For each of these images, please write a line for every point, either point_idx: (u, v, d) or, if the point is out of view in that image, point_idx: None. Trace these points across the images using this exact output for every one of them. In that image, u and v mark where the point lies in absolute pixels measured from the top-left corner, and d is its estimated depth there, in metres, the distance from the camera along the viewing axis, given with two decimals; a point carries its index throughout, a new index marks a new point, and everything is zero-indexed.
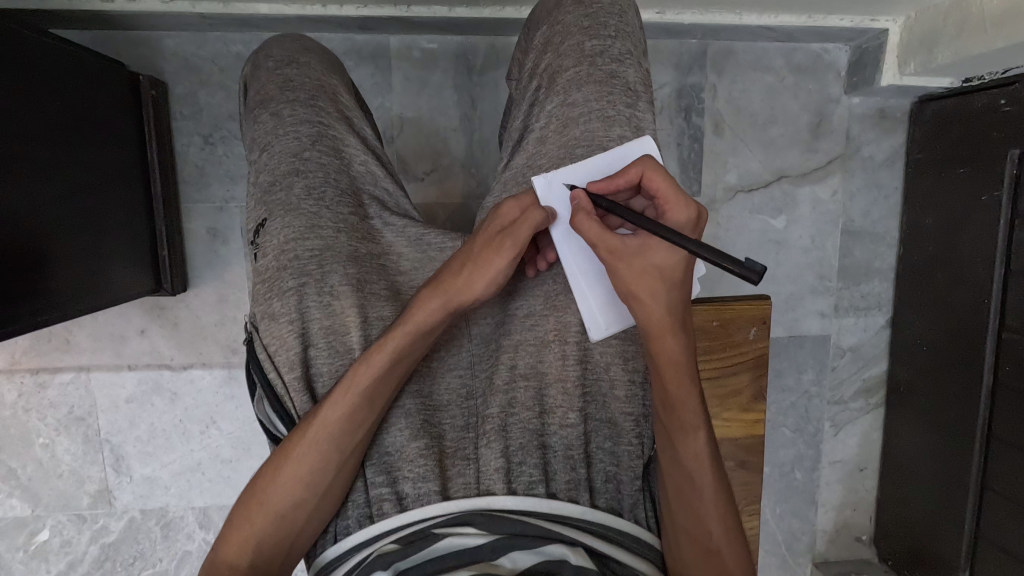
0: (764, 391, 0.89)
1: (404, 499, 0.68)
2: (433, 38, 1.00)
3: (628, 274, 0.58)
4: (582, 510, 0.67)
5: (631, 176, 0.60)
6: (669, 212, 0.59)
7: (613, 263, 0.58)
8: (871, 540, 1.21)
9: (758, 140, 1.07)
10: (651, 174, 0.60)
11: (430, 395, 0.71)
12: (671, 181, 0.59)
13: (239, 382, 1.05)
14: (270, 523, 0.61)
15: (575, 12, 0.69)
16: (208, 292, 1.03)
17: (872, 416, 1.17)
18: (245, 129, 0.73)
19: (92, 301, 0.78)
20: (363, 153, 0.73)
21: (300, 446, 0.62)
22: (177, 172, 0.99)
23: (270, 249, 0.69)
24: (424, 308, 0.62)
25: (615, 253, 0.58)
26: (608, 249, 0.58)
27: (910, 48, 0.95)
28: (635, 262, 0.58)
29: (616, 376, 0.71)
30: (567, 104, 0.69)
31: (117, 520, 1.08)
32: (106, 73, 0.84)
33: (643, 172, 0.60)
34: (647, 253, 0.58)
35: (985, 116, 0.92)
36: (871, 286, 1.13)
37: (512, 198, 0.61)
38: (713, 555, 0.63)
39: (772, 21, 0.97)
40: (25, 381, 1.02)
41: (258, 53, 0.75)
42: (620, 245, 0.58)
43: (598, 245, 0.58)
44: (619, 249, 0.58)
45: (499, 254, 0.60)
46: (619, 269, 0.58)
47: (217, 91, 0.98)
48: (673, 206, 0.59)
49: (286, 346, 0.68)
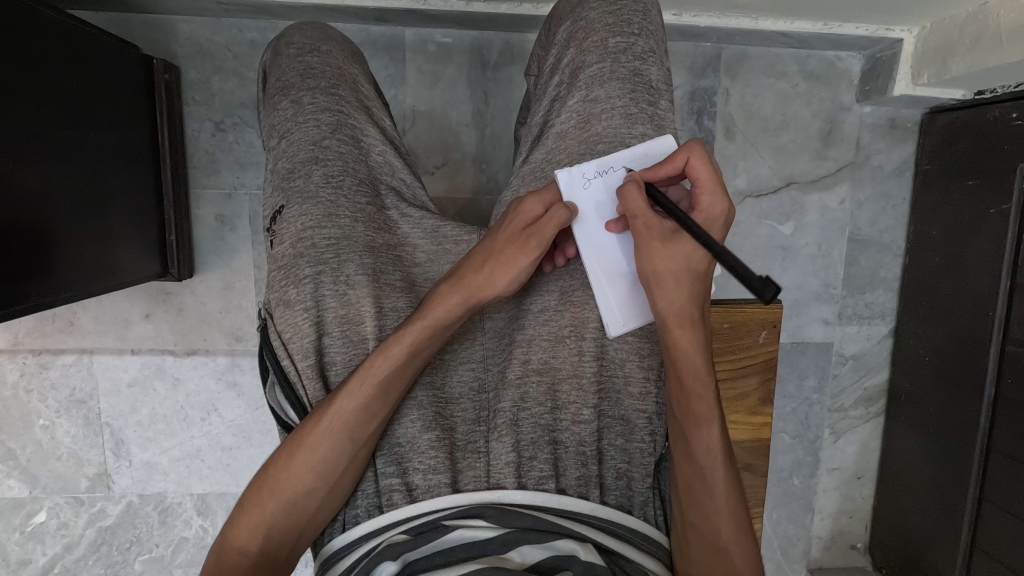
0: (771, 395, 0.90)
1: (415, 490, 0.68)
2: (448, 33, 0.99)
3: (657, 255, 0.59)
4: (593, 506, 0.68)
5: (677, 162, 0.60)
6: (703, 203, 0.60)
7: (645, 241, 0.59)
8: (866, 548, 1.22)
9: (769, 145, 1.08)
10: (696, 162, 0.60)
11: (442, 388, 0.72)
12: (713, 172, 0.60)
13: (242, 371, 1.05)
14: (280, 510, 0.61)
15: (599, 8, 0.69)
16: (213, 279, 1.02)
17: (872, 424, 1.18)
18: (266, 114, 0.73)
19: (98, 283, 0.77)
20: (382, 143, 0.73)
21: (313, 435, 0.62)
22: (186, 157, 0.99)
23: (287, 235, 0.69)
24: (443, 302, 0.62)
25: (650, 230, 0.59)
26: (644, 224, 0.59)
27: (924, 59, 0.96)
28: (665, 246, 0.59)
29: (631, 373, 0.71)
30: (588, 100, 0.69)
31: (115, 504, 1.08)
32: (118, 53, 0.83)
33: (690, 159, 0.60)
34: (678, 241, 0.59)
35: (997, 129, 0.93)
36: (875, 296, 1.13)
37: (535, 194, 0.62)
38: (721, 553, 0.63)
39: (788, 27, 0.97)
40: (27, 361, 1.02)
41: (280, 39, 0.75)
42: (655, 224, 0.59)
43: (638, 218, 0.59)
44: (655, 228, 0.59)
45: (523, 251, 0.60)
46: (649, 247, 0.59)
47: (230, 77, 0.98)
48: (708, 198, 0.60)
49: (301, 333, 0.68)
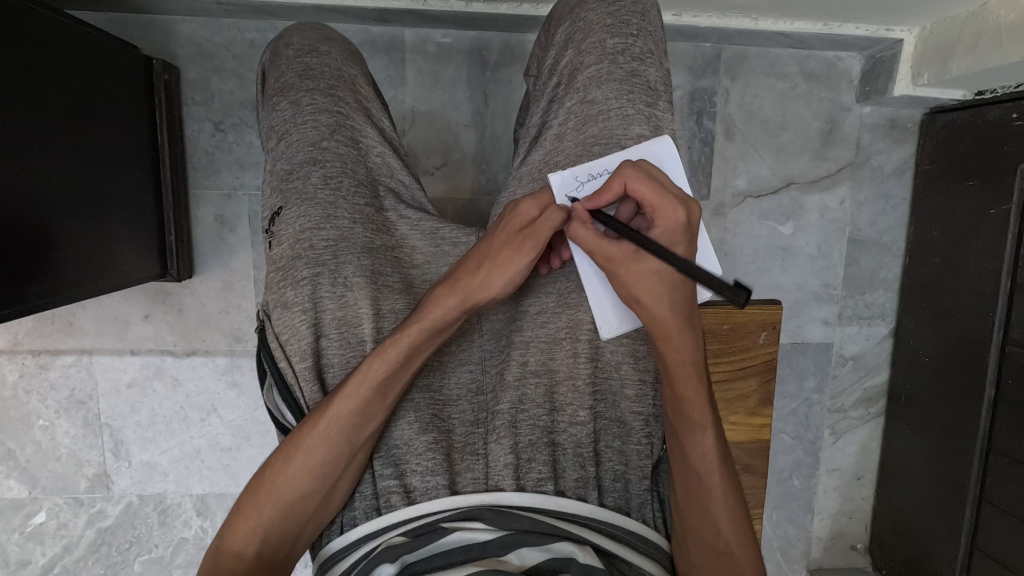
0: (771, 397, 0.90)
1: (412, 492, 0.68)
2: (448, 33, 0.99)
3: (628, 279, 0.59)
4: (592, 509, 0.68)
5: (616, 187, 0.60)
6: (657, 218, 0.59)
7: (612, 270, 0.59)
8: (866, 549, 1.21)
9: (769, 146, 1.08)
10: (633, 182, 0.59)
11: (440, 390, 0.72)
12: (654, 186, 0.58)
13: (242, 371, 1.05)
14: (277, 513, 0.61)
15: (597, 9, 0.69)
16: (213, 279, 1.02)
17: (871, 425, 1.18)
18: (264, 115, 0.73)
19: (97, 283, 0.77)
20: (380, 144, 0.73)
21: (311, 438, 0.62)
22: (186, 158, 0.99)
23: (285, 237, 0.69)
24: (439, 306, 0.62)
25: (613, 259, 0.58)
26: (604, 256, 0.58)
27: (924, 59, 0.95)
28: (632, 268, 0.58)
29: (628, 375, 0.71)
30: (586, 101, 0.69)
31: (114, 504, 1.08)
32: (118, 54, 0.83)
33: (626, 181, 0.59)
34: (643, 260, 0.57)
35: (998, 129, 0.92)
36: (875, 296, 1.13)
37: (530, 197, 0.61)
38: (722, 556, 0.63)
39: (788, 28, 0.97)
40: (27, 362, 1.02)
41: (278, 40, 0.74)
42: (614, 252, 0.58)
43: (596, 252, 0.59)
44: (615, 256, 0.58)
45: (519, 253, 0.60)
46: (618, 275, 0.59)
47: (230, 77, 0.98)
48: (660, 212, 0.58)
49: (299, 335, 0.67)
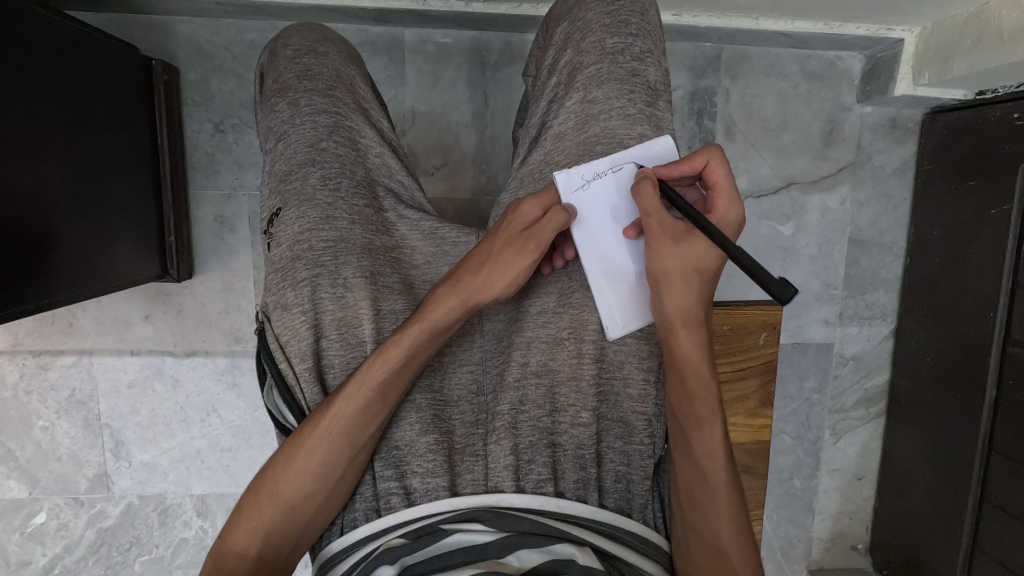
0: (772, 397, 0.90)
1: (412, 494, 0.68)
2: (448, 33, 0.99)
3: (669, 255, 0.59)
4: (592, 510, 0.68)
5: (694, 164, 0.61)
6: (719, 207, 0.61)
7: (657, 239, 0.59)
8: (867, 549, 1.21)
9: (769, 146, 1.07)
10: (714, 167, 0.61)
11: (441, 390, 0.72)
12: (729, 178, 0.61)
13: (242, 372, 1.05)
14: (279, 514, 0.61)
15: (596, 9, 0.69)
16: (213, 280, 1.02)
17: (872, 425, 1.17)
18: (263, 115, 0.72)
19: (97, 285, 0.77)
20: (379, 145, 0.73)
21: (312, 440, 0.61)
22: (185, 158, 0.99)
23: (285, 238, 0.69)
24: (442, 306, 0.62)
25: (663, 229, 0.59)
26: (658, 223, 0.60)
27: (925, 58, 0.95)
28: (677, 246, 0.59)
29: (630, 375, 0.71)
30: (586, 101, 0.69)
31: (115, 504, 1.08)
32: (117, 55, 0.83)
33: (708, 163, 0.60)
34: (693, 241, 0.59)
35: (999, 129, 0.92)
36: (876, 296, 1.13)
37: (533, 198, 0.62)
38: (719, 556, 0.62)
39: (788, 27, 0.97)
40: (27, 362, 1.02)
41: (277, 40, 0.74)
42: (668, 223, 0.60)
43: (651, 216, 0.60)
44: (667, 227, 0.59)
45: (521, 254, 0.60)
46: (660, 247, 0.59)
47: (229, 78, 0.98)
48: (724, 203, 0.61)
49: (299, 337, 0.67)
